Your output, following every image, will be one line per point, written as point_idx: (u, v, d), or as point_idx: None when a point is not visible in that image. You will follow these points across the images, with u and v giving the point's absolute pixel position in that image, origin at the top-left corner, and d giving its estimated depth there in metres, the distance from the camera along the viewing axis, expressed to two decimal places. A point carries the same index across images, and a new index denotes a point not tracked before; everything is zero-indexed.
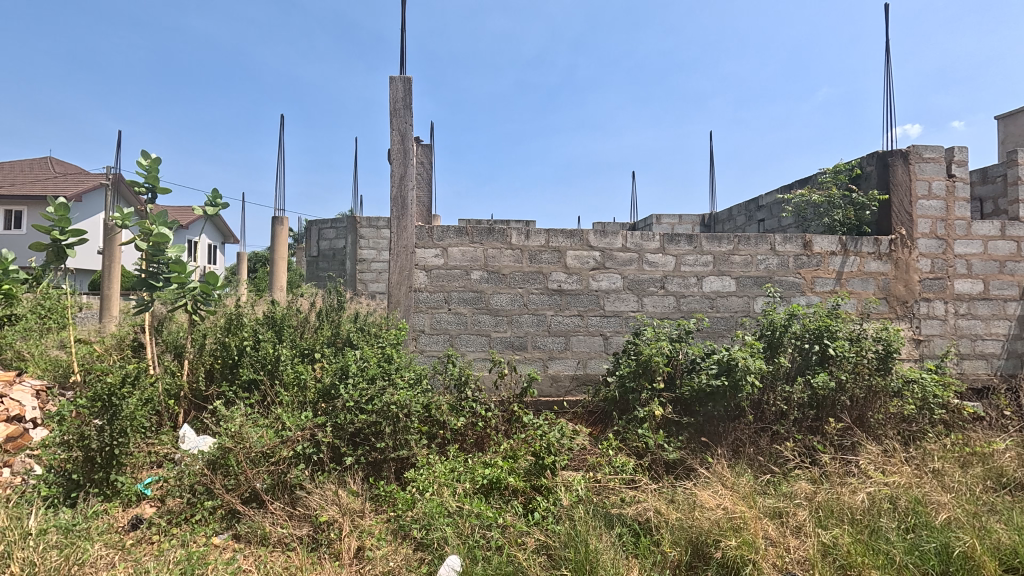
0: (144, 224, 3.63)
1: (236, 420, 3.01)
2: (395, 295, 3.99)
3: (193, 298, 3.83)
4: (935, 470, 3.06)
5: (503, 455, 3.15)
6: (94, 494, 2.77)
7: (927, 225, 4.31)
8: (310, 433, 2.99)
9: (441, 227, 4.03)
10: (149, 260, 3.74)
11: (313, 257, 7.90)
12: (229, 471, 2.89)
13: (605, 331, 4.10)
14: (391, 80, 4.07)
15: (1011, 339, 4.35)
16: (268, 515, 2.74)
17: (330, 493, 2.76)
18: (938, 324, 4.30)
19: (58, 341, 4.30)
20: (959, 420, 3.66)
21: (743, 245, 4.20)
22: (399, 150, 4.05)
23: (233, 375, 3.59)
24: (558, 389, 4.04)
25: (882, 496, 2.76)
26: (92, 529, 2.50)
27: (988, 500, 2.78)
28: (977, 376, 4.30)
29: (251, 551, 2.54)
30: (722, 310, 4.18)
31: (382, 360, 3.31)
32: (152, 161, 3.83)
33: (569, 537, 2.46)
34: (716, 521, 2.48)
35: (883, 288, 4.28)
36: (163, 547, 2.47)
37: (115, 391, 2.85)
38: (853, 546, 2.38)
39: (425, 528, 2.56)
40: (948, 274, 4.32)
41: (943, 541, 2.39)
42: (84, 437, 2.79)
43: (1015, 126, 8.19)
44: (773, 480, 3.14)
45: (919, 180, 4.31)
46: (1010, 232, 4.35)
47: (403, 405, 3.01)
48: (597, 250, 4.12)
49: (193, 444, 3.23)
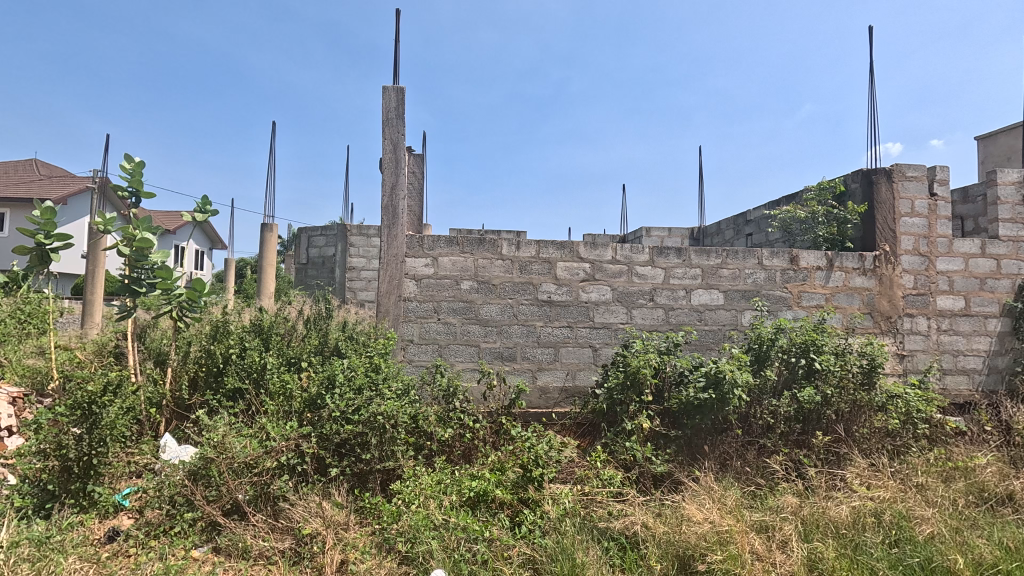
0: (128, 229, 3.59)
1: (220, 430, 2.94)
2: (384, 304, 3.97)
3: (179, 305, 3.75)
4: (919, 484, 3.10)
5: (490, 467, 3.11)
6: (70, 504, 2.71)
7: (910, 242, 4.39)
8: (295, 444, 2.93)
9: (432, 236, 4.03)
10: (133, 265, 3.70)
11: (302, 264, 7.84)
12: (211, 482, 2.83)
13: (595, 342, 4.10)
14: (383, 90, 4.08)
15: (992, 354, 4.42)
16: (249, 527, 2.69)
17: (314, 504, 2.72)
18: (921, 339, 4.37)
19: (38, 347, 4.17)
20: (942, 435, 3.69)
21: (732, 259, 4.24)
22: (390, 159, 4.03)
23: (218, 383, 3.54)
24: (547, 400, 4.04)
25: (866, 510, 2.77)
26: (67, 541, 2.43)
27: (970, 515, 2.81)
28: (959, 391, 4.37)
29: (231, 565, 2.51)
30: (710, 324, 4.21)
31: (370, 369, 3.28)
32: (137, 164, 3.80)
33: (556, 550, 2.47)
34: (703, 535, 2.47)
35: (868, 303, 4.34)
36: (140, 560, 2.42)
37: (96, 399, 2.81)
38: (838, 561, 2.40)
39: (410, 541, 2.53)
40: (931, 291, 4.40)
41: (926, 556, 2.42)
42: (61, 446, 2.71)
43: (994, 147, 8.43)
44: (760, 494, 3.16)
45: (903, 199, 4.39)
46: (990, 250, 4.44)
47: (390, 416, 3.00)
48: (587, 261, 4.13)
49: (174, 454, 3.19)
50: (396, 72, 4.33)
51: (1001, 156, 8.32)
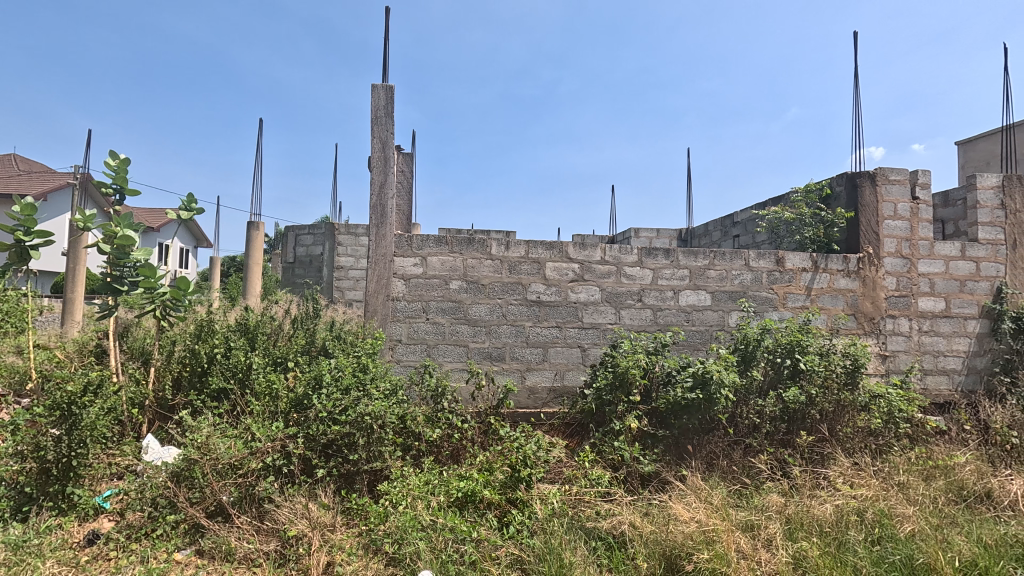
0: (109, 226, 3.52)
1: (204, 431, 2.89)
2: (372, 304, 3.95)
3: (162, 304, 3.69)
4: (900, 483, 3.16)
5: (478, 467, 3.11)
6: (48, 507, 2.66)
7: (892, 244, 4.46)
8: (281, 444, 2.90)
9: (421, 236, 4.01)
10: (115, 264, 3.62)
11: (289, 263, 7.76)
12: (194, 484, 2.78)
13: (583, 343, 4.11)
14: (372, 88, 4.05)
15: (971, 355, 4.52)
16: (234, 529, 2.66)
17: (300, 506, 2.69)
18: (903, 340, 4.45)
19: (16, 346, 4.07)
20: (923, 434, 3.77)
21: (719, 260, 4.27)
22: (379, 158, 4.00)
23: (202, 383, 3.49)
24: (535, 400, 4.04)
25: (849, 509, 2.82)
26: (44, 545, 2.38)
27: (949, 512, 2.87)
28: (940, 391, 4.45)
29: (214, 567, 2.48)
30: (698, 324, 4.24)
31: (357, 369, 3.26)
32: (121, 161, 3.73)
33: (543, 550, 2.48)
34: (689, 534, 2.50)
35: (851, 305, 4.41)
36: (120, 563, 2.38)
37: (75, 399, 2.75)
38: (821, 559, 2.43)
39: (397, 542, 2.51)
40: (913, 292, 4.48)
41: (907, 553, 2.46)
42: (39, 447, 2.66)
43: (973, 152, 8.62)
44: (746, 492, 3.20)
45: (886, 202, 4.47)
46: (970, 252, 4.54)
47: (378, 416, 2.98)
48: (576, 262, 4.14)
49: (156, 455, 3.14)
50: (385, 70, 4.31)
51: (980, 161, 8.50)
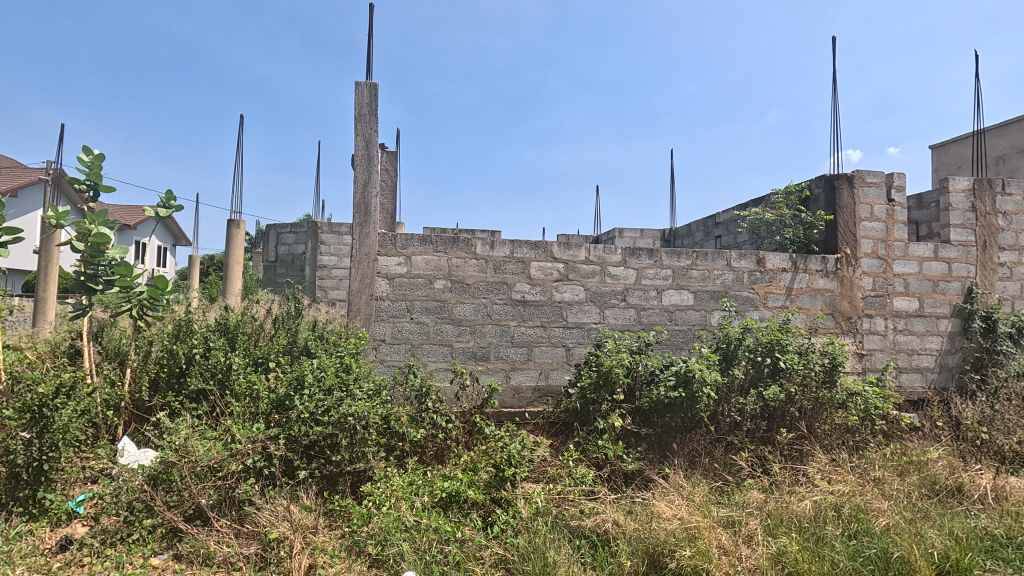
0: (83, 223, 3.42)
1: (182, 433, 2.83)
2: (355, 303, 3.91)
3: (139, 304, 3.61)
4: (876, 478, 3.23)
5: (463, 467, 3.10)
6: (19, 513, 2.58)
7: (869, 245, 4.57)
8: (262, 446, 2.86)
9: (405, 235, 3.99)
10: (89, 262, 3.52)
11: (270, 262, 7.65)
12: (171, 487, 2.72)
13: (567, 342, 4.13)
14: (355, 85, 4.00)
15: (943, 353, 4.65)
16: (213, 533, 2.61)
17: (281, 508, 2.66)
18: (879, 339, 4.55)
19: None
20: (898, 430, 3.86)
21: (701, 261, 4.33)
22: (363, 156, 3.97)
23: (180, 384, 3.42)
24: (520, 400, 4.05)
25: (827, 504, 2.88)
26: (14, 552, 2.31)
27: (922, 506, 2.95)
28: (913, 389, 4.57)
29: (192, 572, 2.42)
30: (681, 323, 4.29)
31: (340, 370, 3.23)
32: (95, 157, 3.63)
33: (528, 549, 2.48)
34: (672, 531, 2.53)
35: (830, 304, 4.50)
36: (94, 569, 2.33)
37: (47, 401, 2.67)
38: (800, 553, 2.47)
39: (381, 544, 2.49)
40: (888, 292, 4.58)
41: (882, 547, 2.52)
42: (9, 451, 2.60)
43: (945, 156, 8.87)
44: (727, 489, 3.24)
45: (863, 204, 4.57)
46: (942, 254, 4.67)
47: (361, 416, 2.95)
48: (561, 261, 4.16)
49: (132, 458, 3.06)
50: (369, 67, 4.27)
51: (952, 164, 8.75)
